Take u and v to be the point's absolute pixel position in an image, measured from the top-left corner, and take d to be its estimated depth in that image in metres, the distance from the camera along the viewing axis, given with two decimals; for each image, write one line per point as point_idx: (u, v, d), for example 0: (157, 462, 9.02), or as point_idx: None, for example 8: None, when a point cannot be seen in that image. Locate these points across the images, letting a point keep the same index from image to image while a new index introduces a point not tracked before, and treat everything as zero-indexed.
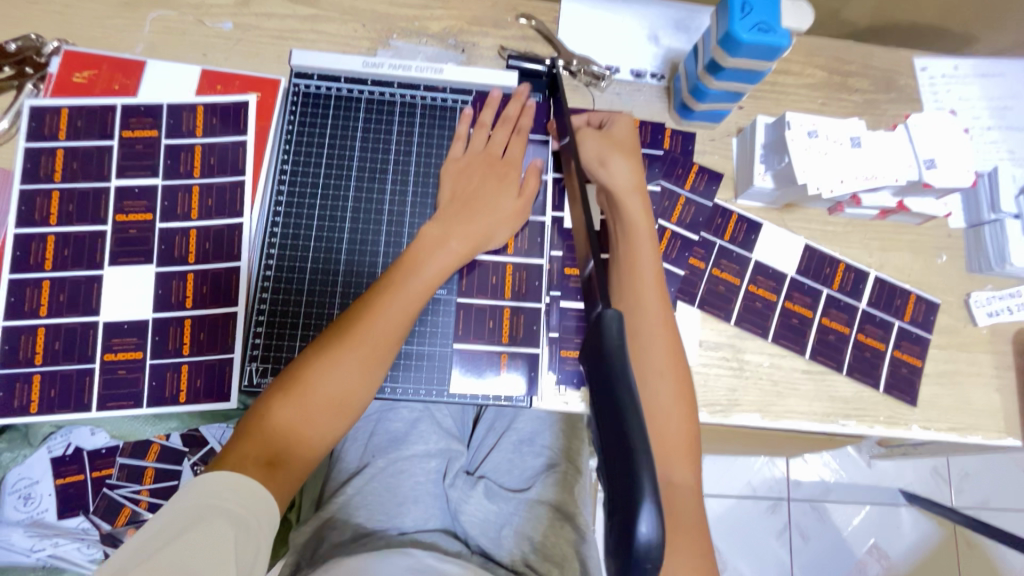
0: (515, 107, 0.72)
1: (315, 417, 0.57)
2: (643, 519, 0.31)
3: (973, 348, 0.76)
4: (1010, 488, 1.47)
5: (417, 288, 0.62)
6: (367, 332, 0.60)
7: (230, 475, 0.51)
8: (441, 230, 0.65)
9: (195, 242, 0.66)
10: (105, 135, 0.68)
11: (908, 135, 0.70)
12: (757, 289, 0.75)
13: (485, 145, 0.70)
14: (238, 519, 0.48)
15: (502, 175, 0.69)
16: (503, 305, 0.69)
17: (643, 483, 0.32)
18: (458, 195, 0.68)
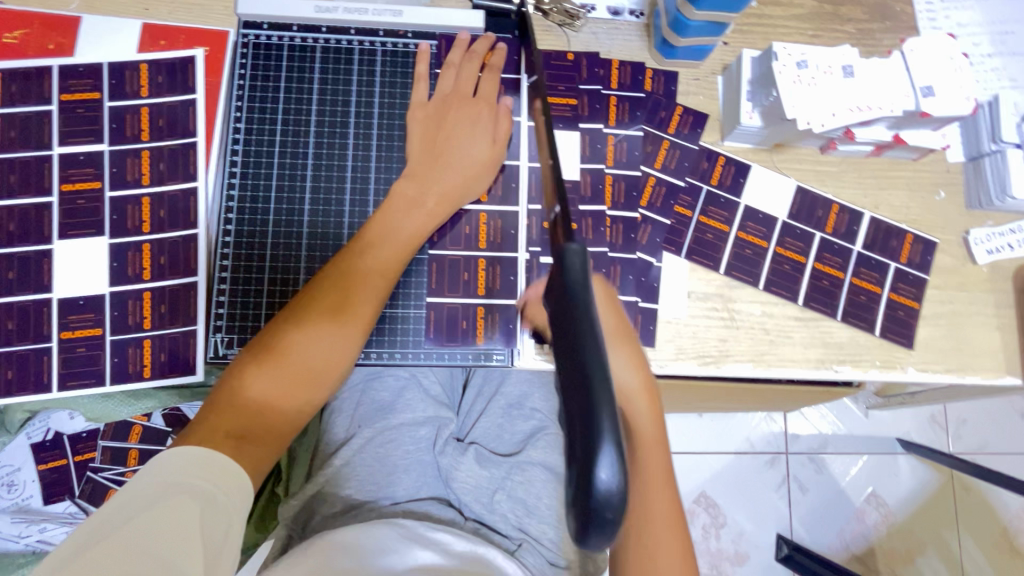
0: (483, 46, 0.68)
1: (291, 388, 0.53)
2: (605, 464, 0.25)
3: (972, 286, 0.74)
4: (1006, 431, 1.47)
5: (391, 248, 0.59)
6: (343, 296, 0.57)
7: (195, 450, 0.47)
8: (415, 185, 0.62)
9: (149, 210, 0.62)
10: (43, 99, 0.63)
11: (903, 62, 0.65)
12: (747, 236, 0.72)
13: (454, 84, 0.66)
14: (206, 495, 0.44)
15: (475, 115, 0.65)
16: (478, 256, 0.67)
17: (607, 424, 0.25)
18: (429, 145, 0.63)
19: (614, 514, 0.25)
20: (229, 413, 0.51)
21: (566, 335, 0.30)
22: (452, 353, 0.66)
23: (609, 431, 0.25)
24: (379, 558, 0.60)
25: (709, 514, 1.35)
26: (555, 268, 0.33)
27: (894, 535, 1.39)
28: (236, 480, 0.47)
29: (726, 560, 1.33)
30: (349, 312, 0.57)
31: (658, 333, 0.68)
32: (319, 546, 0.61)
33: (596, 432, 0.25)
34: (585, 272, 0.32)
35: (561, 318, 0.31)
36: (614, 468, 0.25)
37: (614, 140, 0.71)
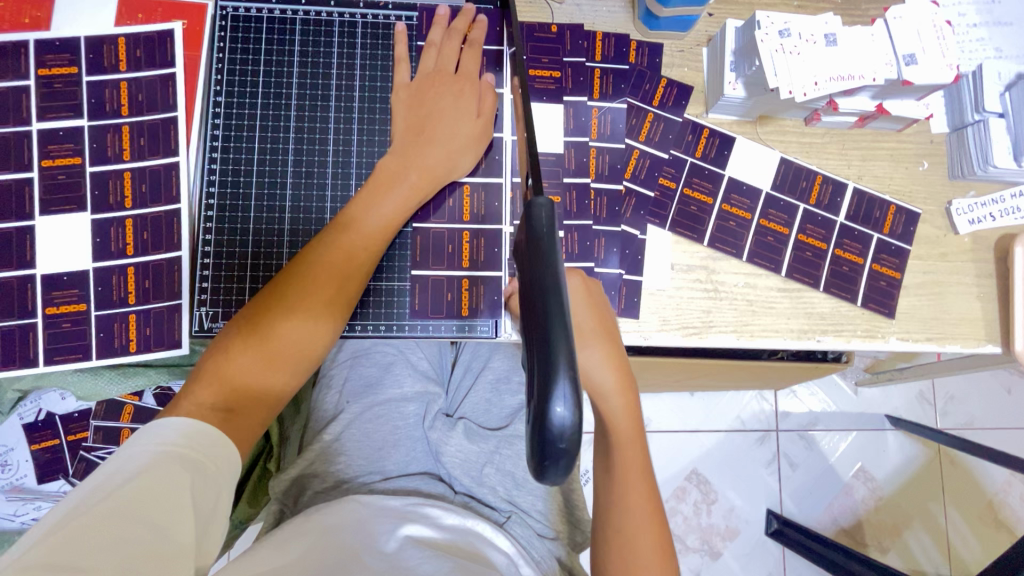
0: (463, 21, 0.67)
1: (275, 362, 0.53)
2: (559, 400, 0.30)
3: (954, 256, 0.74)
4: (992, 407, 1.49)
5: (375, 225, 0.59)
6: (320, 273, 0.56)
7: (184, 422, 0.46)
8: (399, 162, 0.61)
9: (131, 185, 0.62)
10: (20, 74, 0.62)
11: (887, 30, 0.65)
12: (730, 209, 0.72)
13: (436, 63, 0.65)
14: (193, 463, 0.43)
15: (457, 90, 0.64)
16: (462, 229, 0.68)
17: (559, 364, 0.31)
18: (414, 124, 0.63)
19: (564, 446, 0.30)
20: (214, 386, 0.50)
21: (532, 289, 0.34)
22: (437, 326, 0.68)
23: (563, 369, 0.31)
24: (372, 530, 0.61)
25: (700, 490, 1.37)
26: (522, 225, 0.37)
27: (881, 509, 1.41)
28: (225, 451, 0.46)
29: (717, 535, 1.36)
30: (327, 292, 0.56)
31: (642, 305, 0.69)
32: (313, 521, 0.62)
33: (552, 368, 0.31)
34: (551, 226, 0.37)
35: (527, 271, 0.36)
36: (568, 403, 0.30)
37: (598, 113, 0.71)
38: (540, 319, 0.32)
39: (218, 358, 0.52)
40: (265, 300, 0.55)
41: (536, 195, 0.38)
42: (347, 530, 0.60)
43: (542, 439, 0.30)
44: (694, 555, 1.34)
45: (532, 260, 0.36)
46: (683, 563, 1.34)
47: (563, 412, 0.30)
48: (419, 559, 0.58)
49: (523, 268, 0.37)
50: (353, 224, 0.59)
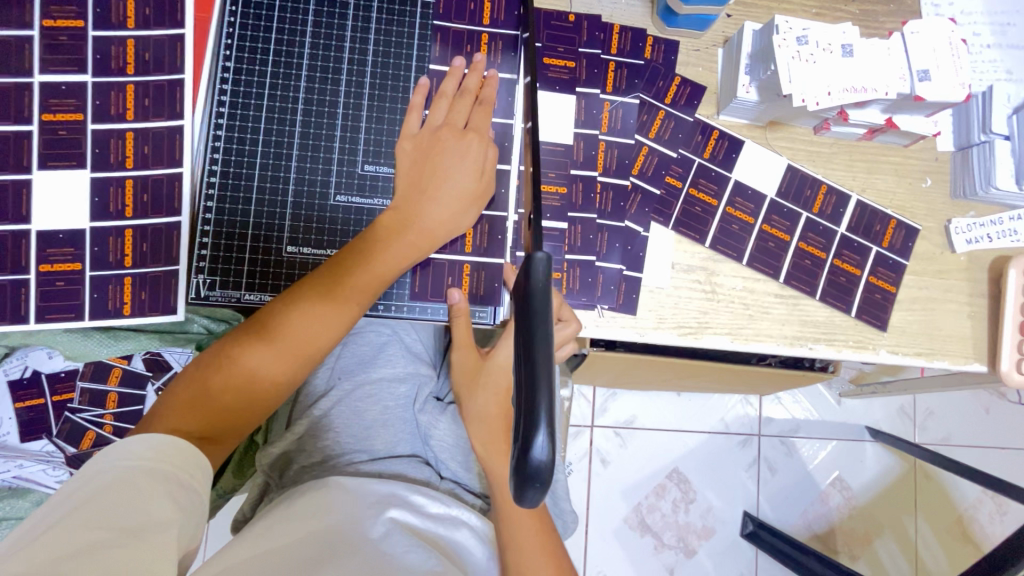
0: (475, 80, 0.65)
1: (253, 392, 0.55)
2: (539, 436, 0.29)
3: (949, 274, 0.75)
4: (970, 425, 1.52)
5: (368, 281, 0.58)
6: (305, 326, 0.56)
7: (154, 439, 0.48)
8: (400, 220, 0.60)
9: (133, 145, 0.61)
10: (23, 23, 0.60)
11: (903, 44, 0.65)
12: (734, 212, 0.72)
13: (446, 118, 0.63)
14: (162, 475, 0.45)
15: (467, 145, 0.62)
16: None
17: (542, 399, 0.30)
18: (415, 180, 0.61)
19: (541, 483, 0.29)
20: (195, 403, 0.53)
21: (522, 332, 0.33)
22: (434, 309, 0.68)
23: (546, 412, 0.30)
24: (358, 515, 0.61)
25: (680, 489, 1.39)
26: (519, 273, 0.35)
27: (854, 517, 1.44)
28: (198, 462, 0.49)
29: (693, 533, 1.38)
30: (309, 343, 0.56)
31: (640, 302, 0.69)
32: (299, 504, 0.62)
33: (535, 415, 0.30)
34: (550, 279, 0.34)
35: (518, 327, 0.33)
36: (548, 443, 0.29)
37: (610, 107, 0.71)
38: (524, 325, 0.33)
39: (205, 367, 0.55)
40: (246, 330, 0.56)
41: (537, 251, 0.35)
42: (335, 510, 0.61)
43: (521, 473, 0.29)
44: (669, 552, 1.37)
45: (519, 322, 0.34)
46: (658, 559, 1.36)
47: (541, 455, 0.29)
48: (404, 548, 0.58)
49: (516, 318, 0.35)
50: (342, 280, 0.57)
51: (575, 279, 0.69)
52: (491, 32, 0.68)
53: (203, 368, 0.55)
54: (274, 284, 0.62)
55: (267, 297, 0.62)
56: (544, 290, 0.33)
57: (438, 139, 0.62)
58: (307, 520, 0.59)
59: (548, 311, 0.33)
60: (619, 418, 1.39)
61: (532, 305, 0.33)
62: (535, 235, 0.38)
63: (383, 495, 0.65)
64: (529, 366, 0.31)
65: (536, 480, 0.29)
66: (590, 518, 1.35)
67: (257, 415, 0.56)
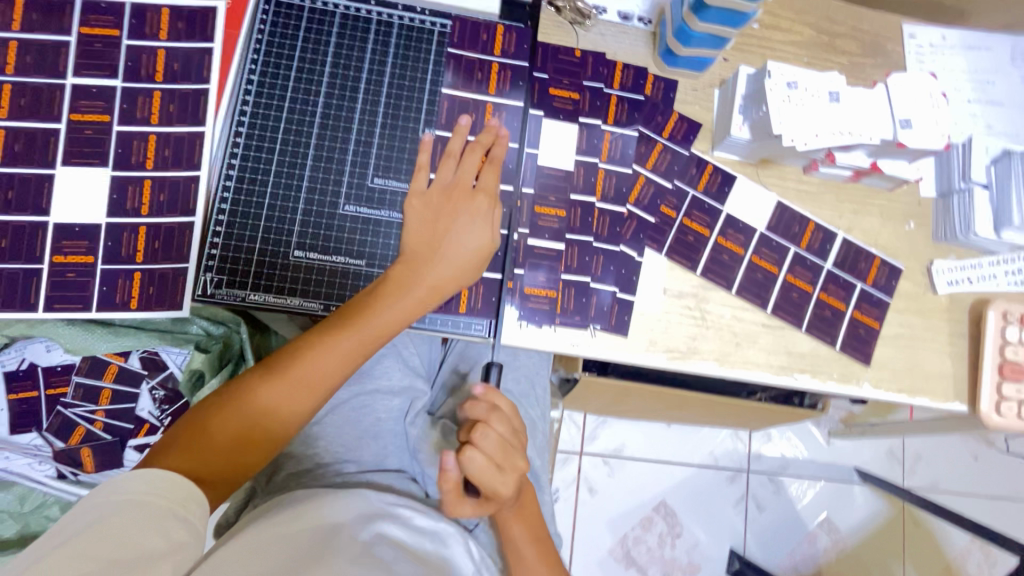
0: (489, 136, 0.67)
1: (255, 439, 0.56)
2: None
3: (931, 313, 0.78)
4: (959, 471, 1.53)
5: (371, 333, 0.60)
6: (315, 369, 0.58)
7: (148, 475, 0.49)
8: (408, 274, 0.62)
9: (154, 147, 0.64)
10: (62, 30, 0.64)
11: (886, 94, 0.69)
12: (725, 242, 0.75)
13: (455, 175, 0.65)
14: (154, 507, 0.47)
15: (474, 205, 0.64)
16: None
17: None
18: (427, 240, 0.63)
19: None
20: (199, 446, 0.54)
21: None
22: (433, 319, 0.70)
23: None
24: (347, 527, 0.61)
25: (667, 522, 1.38)
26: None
27: (842, 561, 1.43)
28: (190, 495, 0.49)
29: (678, 569, 1.36)
30: (320, 387, 0.59)
31: (632, 324, 0.72)
32: (284, 514, 0.61)
33: None
34: None
35: None
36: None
37: (611, 137, 0.74)
38: None
39: (214, 408, 0.57)
40: (255, 373, 0.58)
41: None
42: (321, 517, 0.61)
43: None
44: None
45: None
46: None
47: None
48: (392, 559, 0.58)
49: None
50: (354, 327, 0.60)
51: (569, 299, 0.71)
52: (502, 62, 0.72)
53: (212, 409, 0.57)
54: (279, 286, 0.64)
55: (270, 298, 0.64)
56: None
57: (453, 202, 0.64)
58: (294, 526, 0.58)
59: None
60: (609, 447, 1.39)
61: None
62: None
63: (372, 508, 0.65)
64: None
65: None
66: (576, 546, 1.34)
67: (254, 462, 0.57)
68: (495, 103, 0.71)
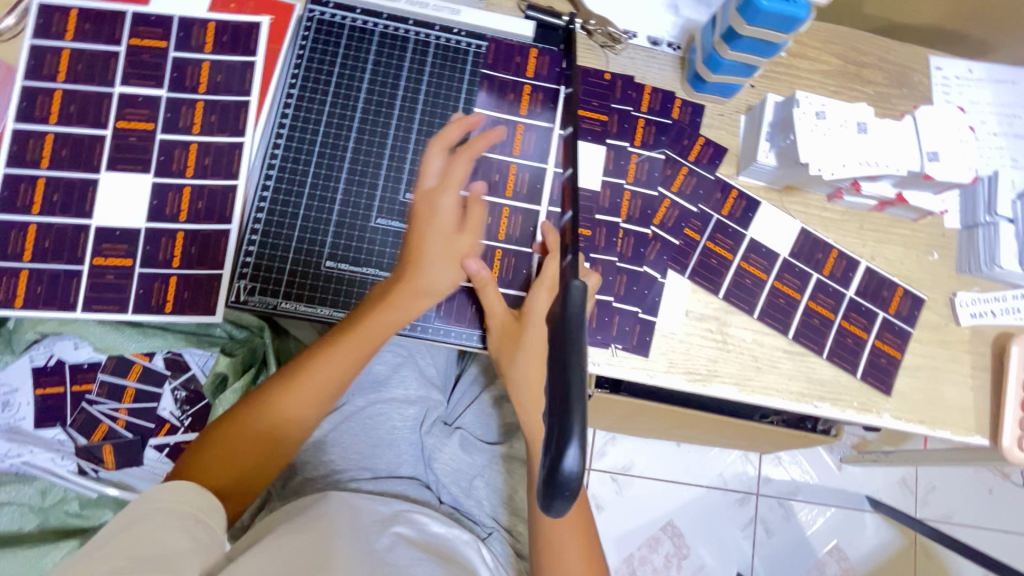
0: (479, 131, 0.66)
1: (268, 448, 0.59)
2: (569, 453, 0.31)
3: (953, 345, 0.77)
4: (973, 504, 1.50)
5: (373, 339, 0.62)
6: (321, 374, 0.61)
7: (169, 489, 0.50)
8: (406, 287, 0.63)
9: (195, 156, 0.66)
10: (112, 40, 0.67)
11: (915, 126, 0.70)
12: (748, 267, 0.76)
13: (445, 178, 0.66)
14: (180, 514, 0.48)
15: (467, 214, 0.66)
16: (496, 246, 0.69)
17: (574, 427, 0.31)
18: (417, 246, 0.65)
19: (569, 494, 0.31)
20: (209, 468, 0.56)
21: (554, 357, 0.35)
22: (452, 333, 0.68)
23: (578, 431, 0.31)
24: (360, 537, 0.61)
25: (674, 543, 1.37)
26: (555, 299, 0.38)
27: None
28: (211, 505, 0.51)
29: None
30: (332, 386, 0.62)
31: (653, 344, 0.72)
32: (304, 519, 0.62)
33: (568, 426, 0.31)
34: (585, 303, 0.37)
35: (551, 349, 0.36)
36: (578, 457, 0.31)
37: (636, 159, 0.76)
38: (558, 344, 0.35)
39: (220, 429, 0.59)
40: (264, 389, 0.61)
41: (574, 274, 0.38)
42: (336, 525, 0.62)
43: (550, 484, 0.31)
44: None
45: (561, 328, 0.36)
46: None
47: (571, 468, 0.31)
48: (410, 560, 0.61)
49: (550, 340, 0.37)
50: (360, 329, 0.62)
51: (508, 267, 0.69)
52: (534, 84, 0.73)
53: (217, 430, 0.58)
54: (310, 295, 0.65)
55: (301, 307, 0.65)
56: (578, 316, 0.36)
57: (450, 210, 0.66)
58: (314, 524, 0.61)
59: (581, 336, 0.35)
60: (617, 464, 1.39)
61: (568, 322, 0.36)
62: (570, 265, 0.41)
63: (384, 515, 0.67)
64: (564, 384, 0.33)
65: (566, 490, 0.31)
66: None
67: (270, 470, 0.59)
68: (527, 124, 0.72)
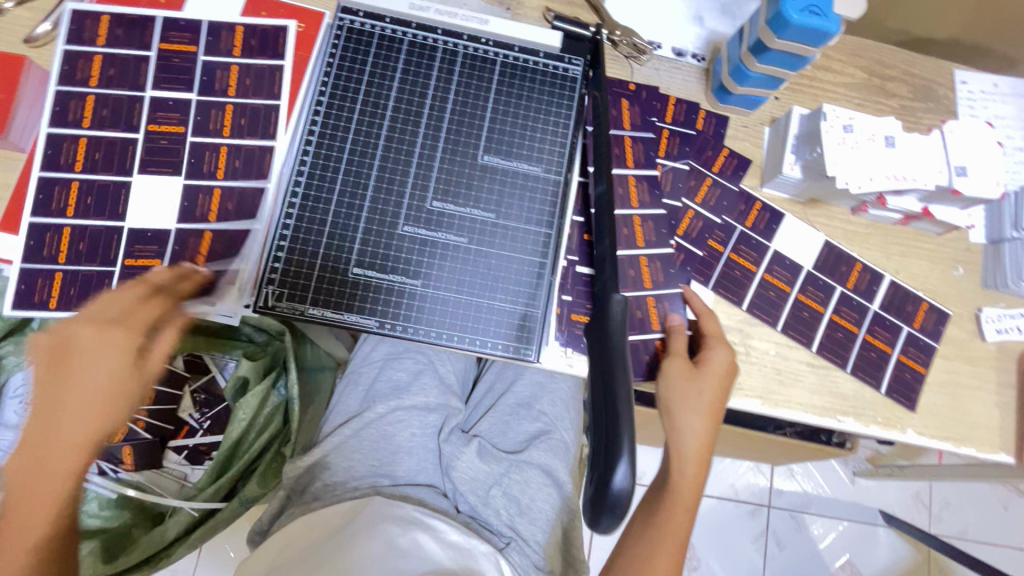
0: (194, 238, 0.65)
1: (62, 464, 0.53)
2: (620, 470, 0.40)
3: (979, 361, 0.77)
4: (988, 520, 1.48)
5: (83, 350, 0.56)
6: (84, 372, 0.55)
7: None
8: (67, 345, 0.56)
9: (225, 157, 0.67)
10: (143, 45, 0.68)
11: (942, 141, 0.70)
12: (772, 279, 0.75)
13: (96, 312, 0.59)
14: None
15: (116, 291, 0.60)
16: (645, 295, 0.72)
17: (624, 445, 0.41)
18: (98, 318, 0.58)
19: (619, 506, 0.41)
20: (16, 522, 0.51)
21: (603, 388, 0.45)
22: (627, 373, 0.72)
23: (626, 450, 0.41)
24: (387, 548, 0.63)
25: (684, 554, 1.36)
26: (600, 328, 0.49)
27: None
28: None
29: None
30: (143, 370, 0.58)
31: None
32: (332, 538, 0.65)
33: (617, 447, 0.41)
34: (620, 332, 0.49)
35: (599, 379, 0.46)
36: (625, 474, 0.41)
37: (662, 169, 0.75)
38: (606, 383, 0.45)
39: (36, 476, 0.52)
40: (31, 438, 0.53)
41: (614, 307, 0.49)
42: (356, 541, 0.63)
43: (603, 496, 0.41)
44: None
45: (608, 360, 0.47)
46: None
47: (621, 482, 0.40)
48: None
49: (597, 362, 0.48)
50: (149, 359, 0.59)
51: (664, 311, 0.72)
52: (632, 135, 0.75)
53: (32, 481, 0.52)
54: (337, 301, 0.65)
55: (329, 313, 0.65)
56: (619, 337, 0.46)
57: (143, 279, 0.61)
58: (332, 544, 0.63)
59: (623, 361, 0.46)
60: None
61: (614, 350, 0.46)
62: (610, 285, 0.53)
63: (404, 518, 0.68)
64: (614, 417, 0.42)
65: (616, 503, 0.41)
66: None
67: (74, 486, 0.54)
68: (635, 174, 0.74)
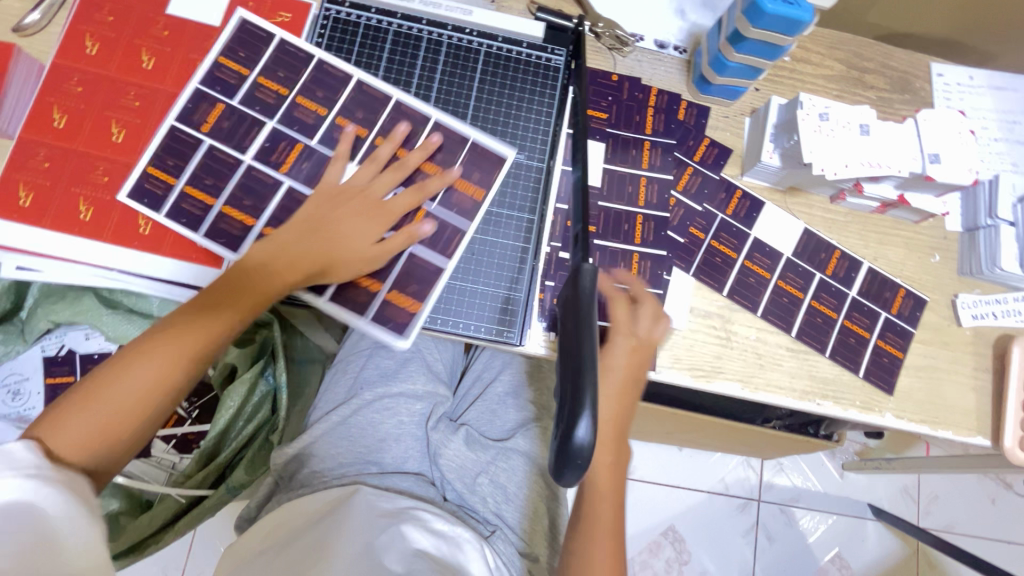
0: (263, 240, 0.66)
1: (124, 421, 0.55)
2: (581, 426, 0.41)
3: (956, 346, 0.78)
4: (976, 514, 1.49)
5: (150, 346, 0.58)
6: (147, 355, 0.57)
7: None
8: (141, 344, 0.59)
9: (294, 157, 0.69)
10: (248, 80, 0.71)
11: (916, 129, 0.71)
12: (752, 266, 0.77)
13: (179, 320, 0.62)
14: None
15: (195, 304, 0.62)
16: None
17: (585, 402, 0.42)
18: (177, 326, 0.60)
19: (581, 460, 0.42)
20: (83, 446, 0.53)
21: (570, 360, 0.44)
22: None
23: (589, 405, 0.42)
24: (372, 537, 0.63)
25: (675, 548, 1.37)
26: (569, 282, 0.48)
27: None
28: None
29: None
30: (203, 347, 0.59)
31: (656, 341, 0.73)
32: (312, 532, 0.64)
33: (579, 406, 0.42)
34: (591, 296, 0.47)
35: (565, 342, 0.46)
36: (586, 428, 0.42)
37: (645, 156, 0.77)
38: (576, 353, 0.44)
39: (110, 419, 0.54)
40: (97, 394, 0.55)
41: (583, 268, 0.48)
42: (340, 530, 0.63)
43: (566, 452, 0.42)
44: None
45: (576, 318, 0.47)
46: None
47: (581, 438, 0.42)
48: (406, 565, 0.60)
49: (567, 323, 0.47)
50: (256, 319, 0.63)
51: (647, 270, 0.74)
52: (653, 140, 0.77)
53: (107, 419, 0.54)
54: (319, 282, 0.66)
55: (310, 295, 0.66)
56: (587, 298, 0.47)
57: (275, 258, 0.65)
58: (309, 538, 0.63)
59: (590, 320, 0.46)
60: None
61: (581, 308, 0.47)
62: (582, 241, 0.51)
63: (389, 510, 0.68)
64: (577, 381, 0.43)
65: (577, 457, 0.42)
66: None
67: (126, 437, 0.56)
68: (648, 177, 0.76)
